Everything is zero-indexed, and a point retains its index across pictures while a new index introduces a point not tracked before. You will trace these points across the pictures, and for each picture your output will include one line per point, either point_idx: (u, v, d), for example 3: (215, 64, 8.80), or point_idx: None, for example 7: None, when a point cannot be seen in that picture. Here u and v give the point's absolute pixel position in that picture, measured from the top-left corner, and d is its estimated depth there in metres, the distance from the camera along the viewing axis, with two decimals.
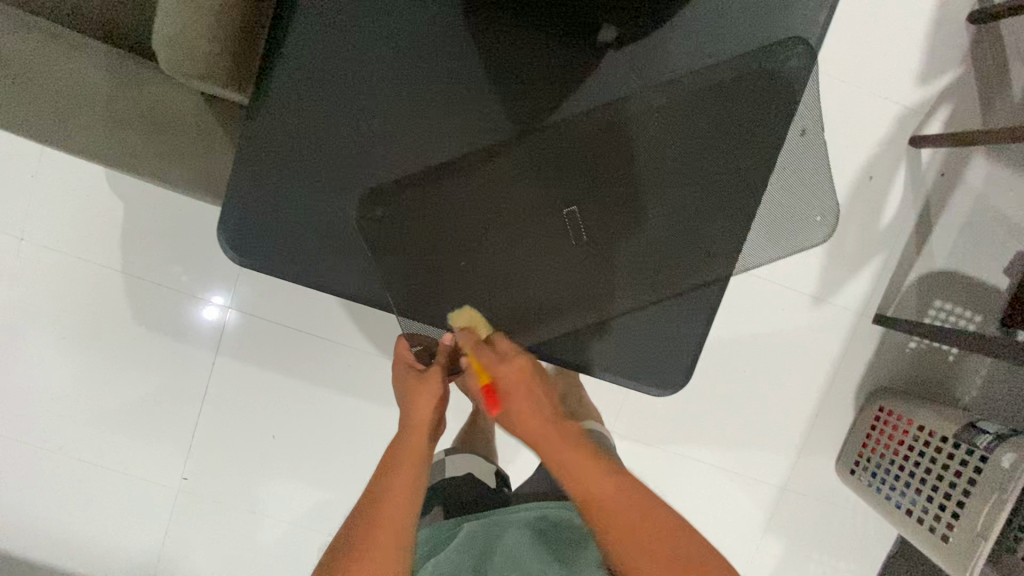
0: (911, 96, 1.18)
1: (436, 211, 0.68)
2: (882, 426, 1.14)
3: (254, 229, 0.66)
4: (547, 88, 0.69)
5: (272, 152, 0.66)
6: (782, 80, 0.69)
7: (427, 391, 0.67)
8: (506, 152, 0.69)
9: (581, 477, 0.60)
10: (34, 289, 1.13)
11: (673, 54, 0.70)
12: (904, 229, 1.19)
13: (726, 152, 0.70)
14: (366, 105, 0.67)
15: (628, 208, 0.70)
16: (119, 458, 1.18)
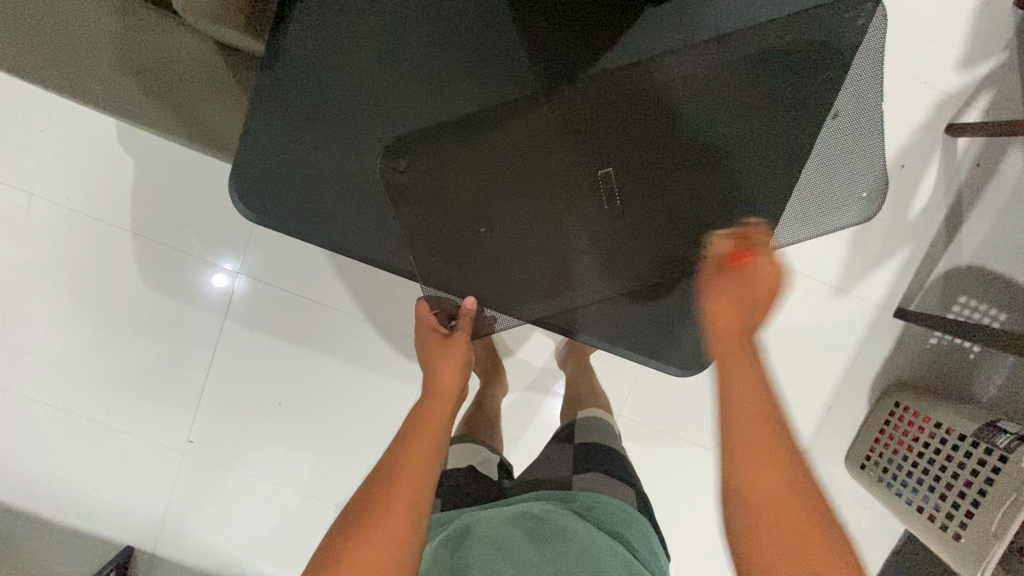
0: (951, 82, 1.13)
1: (462, 167, 0.65)
2: (897, 422, 1.12)
3: (273, 186, 0.63)
4: (579, 42, 0.66)
5: (293, 101, 0.63)
6: (836, 42, 0.65)
7: (450, 358, 0.65)
8: (538, 107, 0.65)
9: (737, 393, 0.54)
10: (44, 247, 1.12)
11: (712, 14, 0.67)
12: (933, 221, 1.15)
13: (770, 117, 0.66)
14: (391, 56, 0.64)
15: (663, 173, 0.67)
16: (127, 417, 1.18)
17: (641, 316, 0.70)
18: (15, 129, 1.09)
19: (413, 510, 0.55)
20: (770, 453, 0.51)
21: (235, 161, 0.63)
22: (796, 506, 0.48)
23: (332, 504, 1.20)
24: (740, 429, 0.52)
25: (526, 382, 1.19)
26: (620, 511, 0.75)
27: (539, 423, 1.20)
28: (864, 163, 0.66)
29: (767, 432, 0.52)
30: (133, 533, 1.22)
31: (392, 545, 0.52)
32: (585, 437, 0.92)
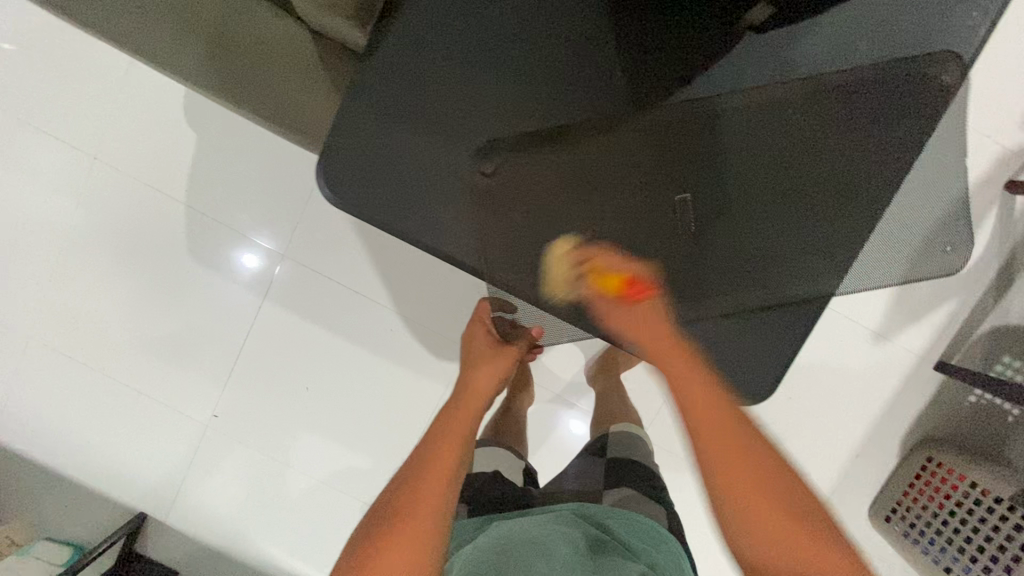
0: (1015, 139, 1.12)
1: (544, 177, 0.66)
2: (928, 478, 1.10)
3: (353, 170, 0.62)
4: (672, 67, 0.67)
5: (388, 90, 0.63)
6: (926, 95, 0.67)
7: (491, 365, 0.74)
8: (624, 127, 0.66)
9: (700, 407, 0.51)
10: (99, 209, 1.15)
11: (810, 49, 0.67)
12: (983, 277, 1.13)
13: (852, 159, 0.68)
14: (493, 59, 0.65)
15: (739, 203, 0.67)
16: (155, 384, 1.20)
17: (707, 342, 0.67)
18: (88, 94, 1.12)
19: (440, 516, 0.54)
20: (757, 465, 0.49)
21: (321, 141, 0.62)
22: (768, 499, 0.48)
23: (345, 494, 1.21)
24: (714, 441, 0.50)
25: (551, 394, 1.19)
26: (642, 526, 0.75)
27: (560, 436, 1.20)
28: (947, 217, 0.69)
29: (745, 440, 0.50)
30: (146, 499, 1.23)
31: (418, 551, 0.51)
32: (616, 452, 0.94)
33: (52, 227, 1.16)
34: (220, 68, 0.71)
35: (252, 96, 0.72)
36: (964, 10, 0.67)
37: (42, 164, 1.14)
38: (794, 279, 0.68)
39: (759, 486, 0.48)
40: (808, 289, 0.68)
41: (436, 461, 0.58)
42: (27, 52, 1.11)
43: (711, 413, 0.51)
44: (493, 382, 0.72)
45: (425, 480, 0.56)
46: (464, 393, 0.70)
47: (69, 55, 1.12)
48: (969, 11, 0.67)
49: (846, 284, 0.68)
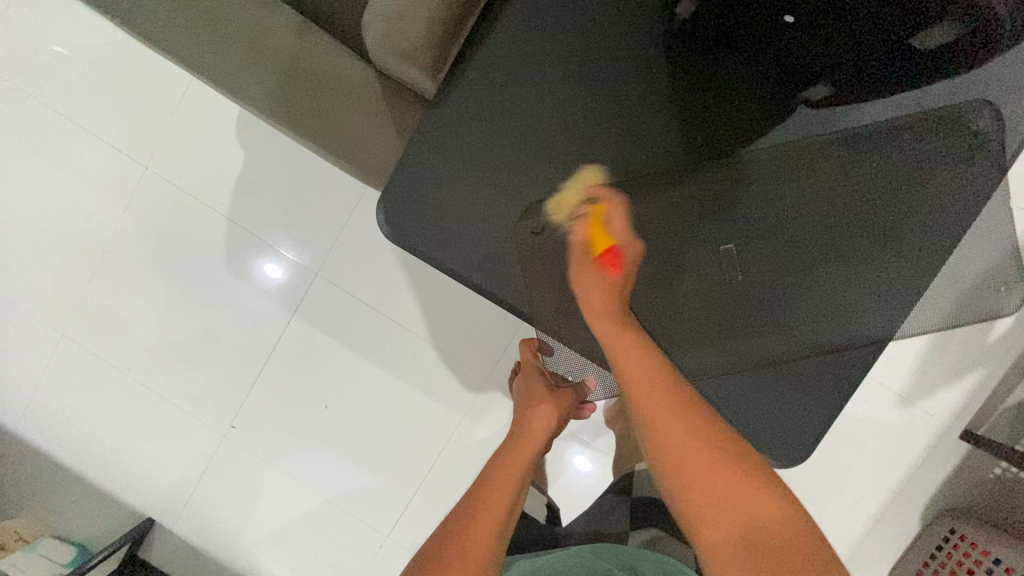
0: None
1: (597, 224, 0.67)
2: (950, 551, 1.07)
3: (416, 211, 0.66)
4: (730, 129, 0.69)
5: (452, 136, 0.66)
6: (971, 174, 0.69)
7: (543, 410, 0.77)
8: (677, 181, 0.69)
9: (634, 374, 0.57)
10: (143, 218, 1.20)
11: (862, 121, 0.69)
12: (1012, 349, 1.12)
13: (897, 218, 0.69)
14: (550, 104, 0.67)
15: (783, 260, 0.70)
16: (179, 391, 1.22)
17: (742, 396, 0.71)
18: (147, 106, 1.18)
19: (488, 551, 0.56)
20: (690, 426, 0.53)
21: (388, 183, 0.65)
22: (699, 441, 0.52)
23: (354, 517, 1.20)
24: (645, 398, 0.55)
25: (568, 431, 1.18)
26: (669, 567, 0.73)
27: (574, 473, 1.19)
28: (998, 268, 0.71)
29: (676, 405, 0.54)
30: (156, 506, 1.23)
31: None
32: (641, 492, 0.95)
33: (97, 231, 1.20)
34: (289, 102, 0.71)
35: (316, 128, 0.72)
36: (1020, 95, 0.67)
37: (96, 170, 1.19)
38: (834, 342, 0.70)
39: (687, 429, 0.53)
40: (862, 339, 0.70)
41: (485, 505, 0.60)
42: (94, 64, 1.17)
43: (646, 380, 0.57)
44: (547, 430, 0.76)
45: (473, 523, 0.58)
46: (519, 435, 0.74)
47: (134, 69, 1.17)
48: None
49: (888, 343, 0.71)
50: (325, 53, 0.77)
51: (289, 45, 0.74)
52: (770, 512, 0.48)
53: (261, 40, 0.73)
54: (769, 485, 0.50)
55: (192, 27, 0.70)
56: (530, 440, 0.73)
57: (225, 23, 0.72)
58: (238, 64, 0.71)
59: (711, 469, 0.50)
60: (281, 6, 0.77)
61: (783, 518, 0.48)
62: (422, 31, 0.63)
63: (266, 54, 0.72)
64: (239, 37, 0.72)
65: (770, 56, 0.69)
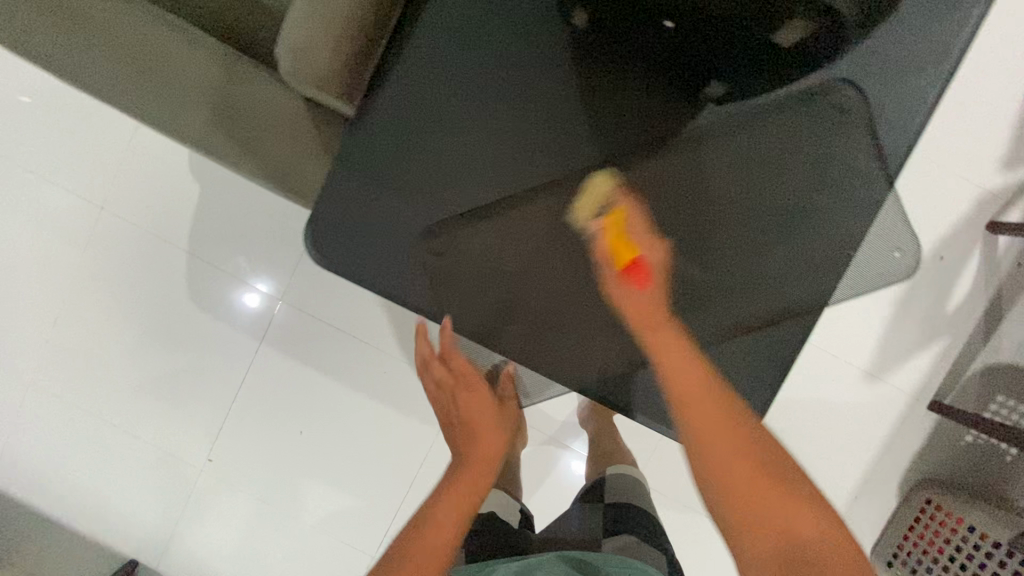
0: (992, 180, 1.12)
1: (514, 226, 0.72)
2: (928, 520, 1.09)
3: (341, 235, 0.69)
4: (638, 129, 0.74)
5: (371, 156, 0.70)
6: (866, 155, 0.75)
7: (492, 429, 0.85)
8: (592, 180, 0.73)
9: (669, 357, 0.60)
10: (104, 258, 1.19)
11: (760, 115, 0.75)
12: (971, 315, 1.13)
13: (789, 202, 0.76)
14: (458, 115, 0.71)
15: (695, 248, 0.75)
16: (153, 427, 1.21)
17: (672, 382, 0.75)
18: (97, 147, 1.17)
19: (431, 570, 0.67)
20: (729, 426, 0.56)
21: (312, 214, 0.68)
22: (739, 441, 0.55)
23: (339, 539, 1.20)
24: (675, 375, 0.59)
25: (545, 437, 1.20)
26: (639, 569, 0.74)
27: (556, 477, 1.21)
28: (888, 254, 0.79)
29: (715, 401, 0.57)
30: (140, 546, 1.22)
31: None
32: (613, 496, 0.98)
33: (58, 274, 1.19)
34: (206, 131, 0.72)
35: (234, 154, 0.73)
36: (915, 76, 0.74)
37: (52, 213, 1.18)
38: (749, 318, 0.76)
39: (731, 428, 0.56)
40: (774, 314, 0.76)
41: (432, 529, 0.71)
42: (42, 107, 1.17)
43: (684, 365, 0.59)
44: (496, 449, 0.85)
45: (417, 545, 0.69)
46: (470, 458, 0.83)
47: (82, 110, 1.17)
48: (920, 82, 0.74)
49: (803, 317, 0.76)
50: (239, 67, 0.74)
51: (201, 65, 0.72)
52: (814, 536, 0.52)
53: (185, 81, 0.72)
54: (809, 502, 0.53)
55: (118, 76, 0.70)
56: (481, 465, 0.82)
57: (137, 49, 0.71)
58: (154, 95, 0.72)
59: (760, 480, 0.54)
60: (205, 37, 0.75)
61: (823, 530, 0.52)
62: (325, 62, 0.62)
63: (180, 79, 0.72)
64: (152, 63, 0.72)
65: (674, 54, 0.74)
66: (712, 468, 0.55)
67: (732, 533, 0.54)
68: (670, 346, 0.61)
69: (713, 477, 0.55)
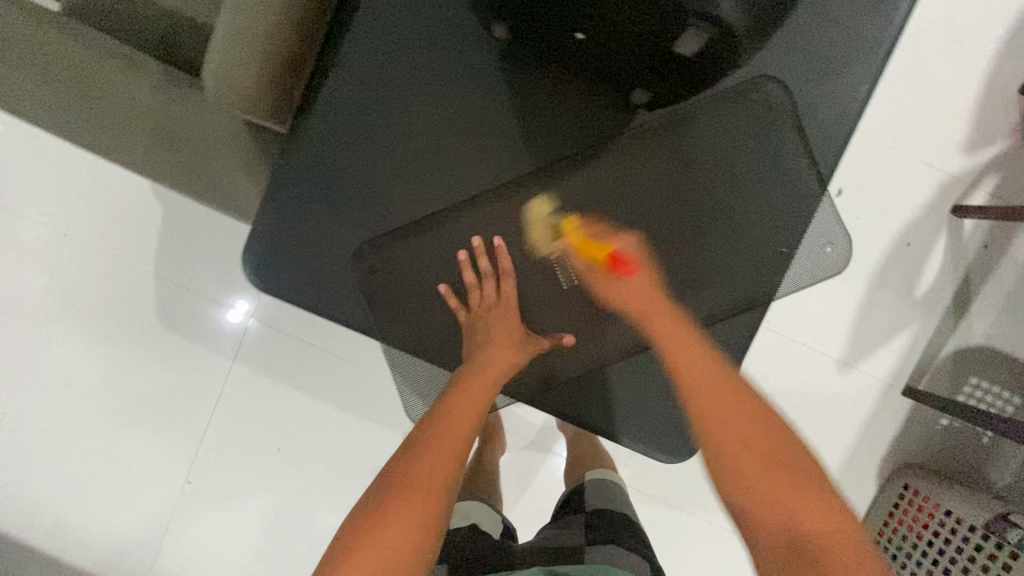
0: (955, 164, 1.12)
1: (451, 238, 0.78)
2: (907, 506, 1.09)
3: (286, 263, 0.77)
4: (569, 138, 0.78)
5: (314, 186, 0.76)
6: (793, 155, 0.77)
7: (497, 357, 0.75)
8: (525, 190, 0.77)
9: (684, 362, 0.65)
10: (70, 284, 1.18)
11: (688, 118, 0.77)
12: (940, 300, 1.14)
13: (714, 197, 0.78)
14: (387, 127, 0.76)
15: (627, 250, 0.78)
16: (129, 452, 1.20)
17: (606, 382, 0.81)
18: (57, 175, 1.16)
19: (409, 533, 0.59)
20: (755, 429, 0.59)
21: (256, 240, 0.76)
22: (765, 448, 0.58)
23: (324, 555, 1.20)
24: (700, 381, 0.63)
25: (525, 441, 1.22)
26: None
27: (538, 482, 1.22)
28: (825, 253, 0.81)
29: (739, 406, 0.61)
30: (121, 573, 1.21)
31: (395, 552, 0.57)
32: (596, 504, 0.98)
33: (24, 303, 1.18)
34: (139, 152, 0.73)
35: (166, 173, 0.73)
36: (838, 82, 0.77)
37: (14, 242, 1.17)
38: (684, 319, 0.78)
39: (757, 436, 0.59)
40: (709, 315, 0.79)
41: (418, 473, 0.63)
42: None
43: (694, 373, 0.64)
44: (502, 374, 0.74)
45: (397, 496, 0.61)
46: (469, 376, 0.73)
47: (40, 136, 1.16)
48: (843, 86, 0.77)
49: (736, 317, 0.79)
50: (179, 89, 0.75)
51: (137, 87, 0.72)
52: (846, 548, 0.52)
53: (130, 112, 0.72)
54: (841, 515, 0.55)
55: (66, 115, 0.71)
56: (479, 381, 0.73)
57: (71, 70, 0.71)
58: (85, 114, 0.71)
59: (786, 485, 0.56)
60: (149, 65, 0.75)
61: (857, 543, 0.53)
62: (252, 78, 0.65)
63: (114, 102, 0.72)
64: (85, 84, 0.71)
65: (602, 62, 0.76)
66: (738, 472, 0.58)
67: (758, 543, 0.56)
68: (677, 355, 0.65)
69: (741, 484, 0.57)
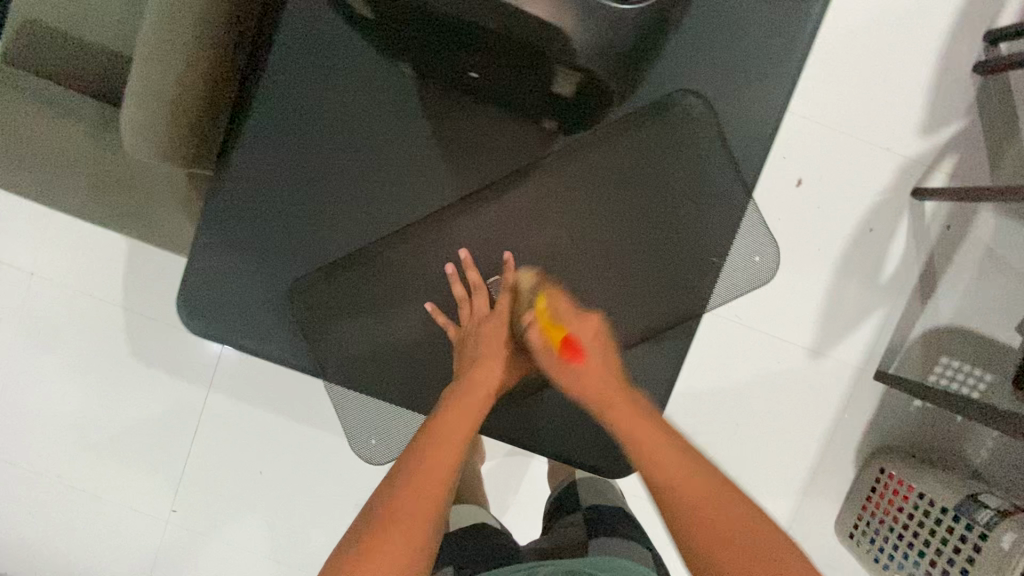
0: (912, 146, 1.13)
1: (378, 272, 0.79)
2: (882, 489, 1.09)
3: (217, 310, 0.79)
4: (490, 165, 0.79)
5: (236, 232, 0.78)
6: (710, 161, 0.80)
7: (489, 370, 0.76)
8: (449, 221, 0.79)
9: (652, 450, 0.70)
10: (41, 324, 1.18)
11: (600, 135, 0.80)
12: (906, 282, 1.15)
13: (637, 211, 0.80)
14: (311, 165, 0.77)
15: (556, 270, 0.80)
16: (113, 485, 1.21)
17: (541, 403, 0.82)
18: (19, 216, 1.16)
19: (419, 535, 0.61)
20: (704, 493, 0.66)
21: (184, 287, 0.78)
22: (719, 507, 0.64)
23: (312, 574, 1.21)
24: (660, 462, 0.69)
25: (505, 448, 1.22)
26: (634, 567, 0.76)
27: (520, 487, 1.23)
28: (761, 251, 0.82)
29: (690, 474, 0.67)
30: None
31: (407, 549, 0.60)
32: (589, 501, 0.97)
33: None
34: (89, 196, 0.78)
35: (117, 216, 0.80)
36: (747, 88, 0.80)
37: None
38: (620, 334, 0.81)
39: (707, 503, 0.65)
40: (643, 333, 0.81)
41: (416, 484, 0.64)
42: None
43: (671, 458, 0.69)
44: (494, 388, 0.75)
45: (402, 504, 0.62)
46: (465, 389, 0.74)
47: None
48: (752, 91, 0.80)
49: (671, 329, 0.81)
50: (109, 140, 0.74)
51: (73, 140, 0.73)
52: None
53: (60, 160, 0.75)
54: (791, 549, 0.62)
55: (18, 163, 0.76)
56: (475, 395, 0.73)
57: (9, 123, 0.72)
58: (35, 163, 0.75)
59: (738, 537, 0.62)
60: (85, 109, 0.75)
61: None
62: (167, 138, 0.62)
63: (57, 154, 0.74)
64: (27, 137, 0.73)
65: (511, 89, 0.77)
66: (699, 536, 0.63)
67: None
68: (646, 438, 0.71)
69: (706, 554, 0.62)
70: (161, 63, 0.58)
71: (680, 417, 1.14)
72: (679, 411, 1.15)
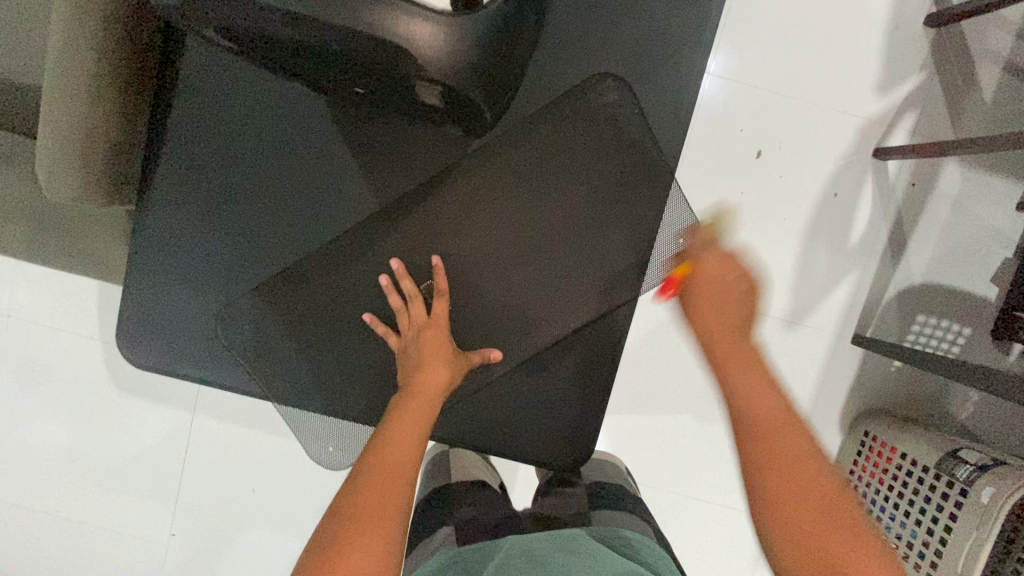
0: (870, 107, 1.11)
1: (325, 288, 0.87)
2: (868, 454, 1.10)
3: (167, 340, 0.88)
4: (416, 175, 0.87)
5: (180, 267, 0.87)
6: (627, 143, 0.87)
7: (435, 366, 0.77)
8: (386, 232, 0.86)
9: (762, 411, 0.63)
10: (22, 363, 1.20)
11: (513, 130, 0.86)
12: (875, 243, 1.14)
13: (562, 200, 0.87)
14: (232, 200, 0.86)
15: (494, 265, 0.87)
16: (110, 515, 1.23)
17: (491, 399, 0.89)
18: None
19: (390, 529, 0.58)
20: (808, 466, 0.60)
21: (122, 323, 0.87)
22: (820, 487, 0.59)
23: None
24: (774, 423, 0.62)
25: None
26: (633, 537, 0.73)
27: None
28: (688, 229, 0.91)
29: (805, 450, 0.61)
30: None
31: (381, 543, 0.57)
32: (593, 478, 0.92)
33: None
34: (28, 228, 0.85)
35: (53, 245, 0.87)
36: (662, 79, 0.88)
37: None
38: (563, 315, 0.88)
39: (807, 486, 0.59)
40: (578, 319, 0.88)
41: (379, 479, 0.62)
42: None
43: (785, 423, 0.62)
44: (444, 384, 0.76)
45: (366, 502, 0.60)
46: (413, 389, 0.75)
47: None
48: (666, 83, 0.88)
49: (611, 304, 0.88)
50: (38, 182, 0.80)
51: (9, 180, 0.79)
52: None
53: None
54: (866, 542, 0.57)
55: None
56: (424, 392, 0.74)
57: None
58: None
59: (825, 520, 0.58)
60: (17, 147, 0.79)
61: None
62: (78, 167, 0.68)
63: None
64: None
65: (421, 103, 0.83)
66: (781, 504, 0.59)
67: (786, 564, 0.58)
68: (755, 392, 0.64)
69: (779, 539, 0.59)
70: (71, 97, 0.65)
71: (659, 399, 1.15)
72: (658, 393, 1.15)
